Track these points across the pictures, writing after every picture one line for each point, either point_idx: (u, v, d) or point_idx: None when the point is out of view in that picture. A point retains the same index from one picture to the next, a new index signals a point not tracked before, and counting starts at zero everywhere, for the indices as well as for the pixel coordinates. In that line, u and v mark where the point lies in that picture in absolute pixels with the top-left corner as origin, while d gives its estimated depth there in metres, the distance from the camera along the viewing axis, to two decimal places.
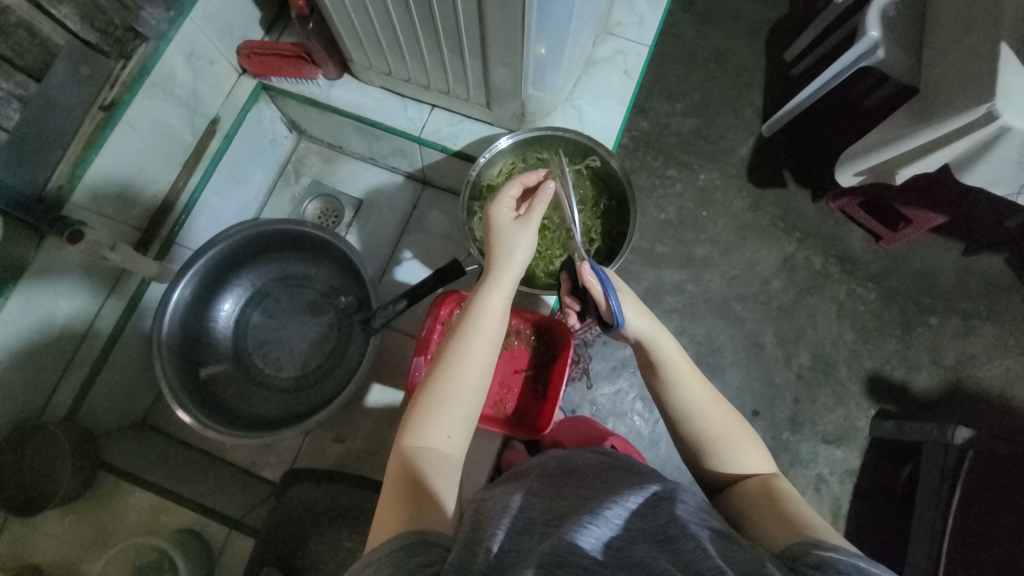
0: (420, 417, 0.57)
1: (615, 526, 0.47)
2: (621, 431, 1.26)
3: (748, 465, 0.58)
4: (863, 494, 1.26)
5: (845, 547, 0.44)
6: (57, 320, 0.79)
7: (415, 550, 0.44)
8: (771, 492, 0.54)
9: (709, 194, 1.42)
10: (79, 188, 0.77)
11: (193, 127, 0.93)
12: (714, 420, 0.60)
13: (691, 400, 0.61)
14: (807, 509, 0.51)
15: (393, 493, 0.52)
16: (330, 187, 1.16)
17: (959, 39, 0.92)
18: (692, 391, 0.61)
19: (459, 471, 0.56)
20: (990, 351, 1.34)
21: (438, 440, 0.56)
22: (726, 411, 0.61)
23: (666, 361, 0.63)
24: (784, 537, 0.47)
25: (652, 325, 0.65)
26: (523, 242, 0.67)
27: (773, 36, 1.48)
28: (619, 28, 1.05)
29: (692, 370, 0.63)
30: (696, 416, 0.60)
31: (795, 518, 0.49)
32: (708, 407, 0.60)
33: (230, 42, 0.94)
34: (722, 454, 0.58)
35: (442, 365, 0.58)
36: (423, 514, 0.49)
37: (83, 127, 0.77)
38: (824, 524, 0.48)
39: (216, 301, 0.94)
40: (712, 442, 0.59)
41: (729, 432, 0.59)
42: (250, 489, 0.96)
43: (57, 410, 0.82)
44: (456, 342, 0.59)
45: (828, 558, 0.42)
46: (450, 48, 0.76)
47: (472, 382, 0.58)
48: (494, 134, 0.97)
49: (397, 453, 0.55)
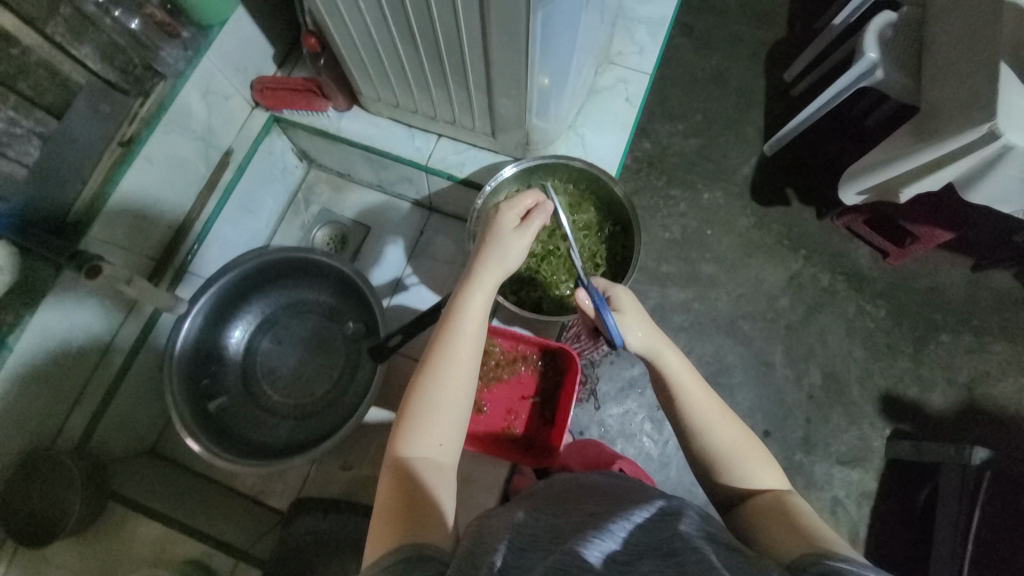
0: (415, 430, 0.57)
1: (621, 539, 0.46)
2: (630, 453, 1.24)
3: (758, 480, 0.57)
4: (881, 517, 1.23)
5: (857, 559, 0.43)
6: (71, 348, 0.80)
7: (414, 566, 0.44)
8: (782, 507, 0.53)
9: (713, 213, 1.43)
10: (97, 222, 0.79)
11: (206, 159, 0.95)
12: (725, 438, 0.59)
13: (702, 415, 0.60)
14: (821, 524, 0.50)
15: (388, 503, 0.53)
16: (338, 215, 1.18)
17: (956, 60, 0.93)
18: (703, 410, 0.60)
19: (451, 477, 0.57)
20: (1005, 368, 1.32)
21: (430, 450, 0.57)
22: (738, 428, 0.60)
23: (674, 378, 0.63)
24: (793, 550, 0.47)
25: (656, 336, 0.65)
26: (518, 248, 0.67)
27: (772, 58, 1.51)
28: (620, 58, 1.07)
29: (701, 384, 0.62)
30: (706, 436, 0.59)
31: (806, 532, 0.48)
32: (719, 425, 0.60)
33: (244, 78, 0.98)
34: (732, 472, 0.58)
35: (437, 378, 0.58)
36: (419, 525, 0.50)
37: (102, 161, 0.80)
38: (835, 537, 0.47)
39: (228, 326, 0.95)
40: (722, 459, 0.58)
41: (741, 451, 0.58)
42: (258, 518, 0.96)
43: (69, 438, 0.82)
44: (449, 349, 0.59)
45: (839, 570, 0.41)
46: (456, 80, 0.78)
47: (466, 390, 0.59)
48: (499, 162, 0.99)
49: (390, 462, 0.56)
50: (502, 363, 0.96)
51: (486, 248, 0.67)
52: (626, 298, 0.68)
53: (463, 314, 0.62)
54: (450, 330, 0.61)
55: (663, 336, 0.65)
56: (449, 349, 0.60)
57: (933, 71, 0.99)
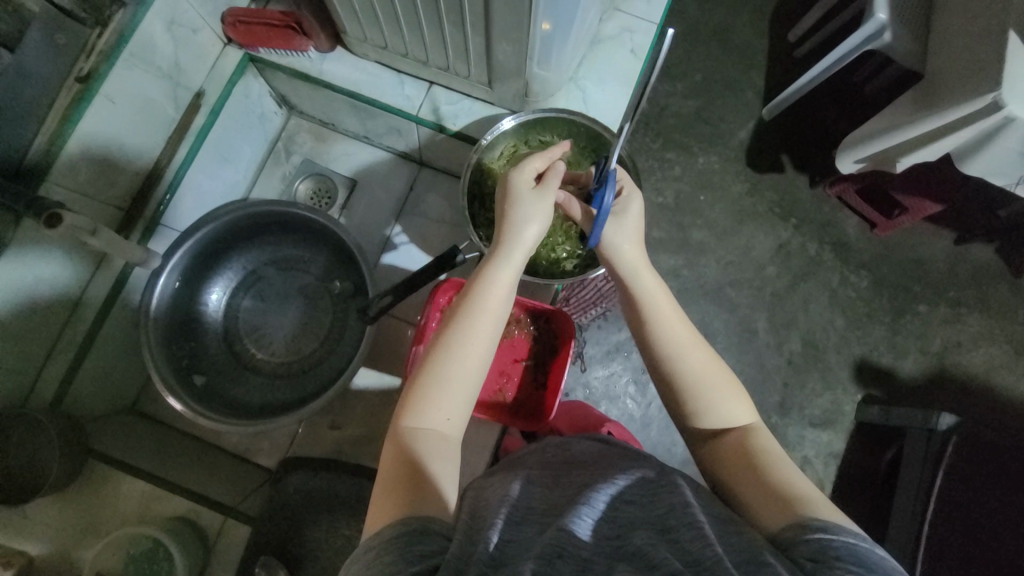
0: (418, 399, 0.56)
1: (600, 511, 0.47)
2: (614, 414, 1.26)
3: (726, 417, 0.56)
4: (846, 476, 1.30)
5: (834, 520, 0.44)
6: (39, 302, 0.75)
7: (415, 539, 0.44)
8: (748, 449, 0.53)
9: (707, 177, 1.40)
10: (57, 163, 0.73)
11: (175, 100, 0.88)
12: (694, 361, 0.58)
13: (673, 340, 0.59)
14: (791, 470, 0.51)
15: (390, 475, 0.51)
16: (322, 166, 1.12)
17: (966, 23, 0.90)
18: (672, 332, 0.60)
19: (455, 450, 0.56)
20: (976, 339, 1.36)
21: (435, 422, 0.55)
22: (712, 360, 0.59)
23: (647, 299, 0.62)
24: (773, 516, 0.47)
25: (636, 258, 0.66)
26: (531, 214, 0.64)
27: (778, 14, 1.44)
28: (626, 4, 1.00)
29: (676, 311, 0.62)
30: (674, 361, 0.58)
31: (778, 488, 0.49)
32: (688, 349, 0.59)
33: (214, 10, 0.89)
34: (698, 402, 0.57)
35: (444, 349, 0.57)
36: (421, 497, 0.49)
37: (59, 100, 0.72)
38: (810, 491, 0.48)
39: (208, 283, 0.91)
40: (691, 390, 0.57)
41: (710, 379, 0.57)
42: (245, 475, 0.96)
43: (42, 397, 0.79)
44: (459, 321, 0.58)
45: (823, 542, 0.42)
46: (451, 21, 0.72)
47: (477, 363, 0.57)
48: (495, 115, 0.94)
49: (392, 434, 0.55)
50: None
51: (506, 222, 0.64)
52: (637, 209, 0.68)
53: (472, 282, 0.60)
54: (466, 302, 0.59)
55: (648, 264, 0.66)
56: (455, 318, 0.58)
57: (944, 35, 0.95)
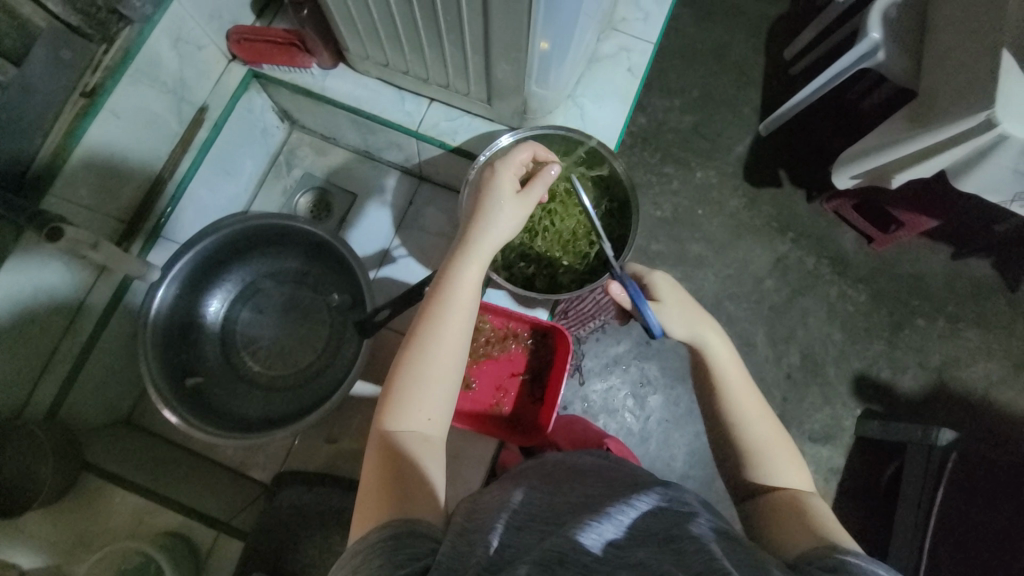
0: (399, 401, 0.56)
1: (622, 527, 0.46)
2: (612, 428, 1.26)
3: (782, 476, 0.57)
4: (846, 491, 1.29)
5: (860, 553, 0.46)
6: (38, 312, 0.75)
7: (404, 543, 0.44)
8: (796, 505, 0.54)
9: (705, 192, 1.41)
10: (60, 179, 0.74)
11: (178, 115, 0.89)
12: (761, 430, 0.60)
13: (742, 406, 0.61)
14: (835, 523, 0.52)
15: (374, 479, 0.51)
16: (322, 179, 1.13)
17: (958, 44, 0.91)
18: (744, 401, 0.62)
19: (440, 451, 0.56)
20: (975, 354, 1.36)
21: (417, 424, 0.55)
22: (773, 424, 0.61)
23: (719, 362, 0.65)
24: (801, 543, 0.49)
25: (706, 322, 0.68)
26: (511, 216, 0.65)
27: (774, 33, 1.47)
28: (623, 25, 1.03)
29: (746, 380, 0.64)
30: (742, 427, 0.60)
31: (818, 527, 0.50)
32: (755, 416, 0.61)
33: (220, 27, 0.91)
34: (756, 459, 0.59)
35: (421, 350, 0.57)
36: (407, 499, 0.49)
37: (63, 114, 0.73)
38: (842, 535, 0.49)
39: (206, 295, 0.91)
40: (753, 449, 0.59)
41: (773, 444, 0.59)
42: (239, 490, 0.96)
43: (38, 408, 0.79)
44: (437, 323, 0.58)
45: (847, 562, 0.44)
46: (451, 40, 0.73)
47: (452, 365, 0.57)
48: (494, 131, 0.95)
49: (376, 435, 0.55)
50: (493, 341, 0.96)
51: (477, 220, 0.65)
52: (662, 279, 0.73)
53: (455, 284, 0.60)
54: (442, 305, 0.59)
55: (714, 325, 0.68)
56: (436, 322, 0.58)
57: (936, 55, 0.97)
